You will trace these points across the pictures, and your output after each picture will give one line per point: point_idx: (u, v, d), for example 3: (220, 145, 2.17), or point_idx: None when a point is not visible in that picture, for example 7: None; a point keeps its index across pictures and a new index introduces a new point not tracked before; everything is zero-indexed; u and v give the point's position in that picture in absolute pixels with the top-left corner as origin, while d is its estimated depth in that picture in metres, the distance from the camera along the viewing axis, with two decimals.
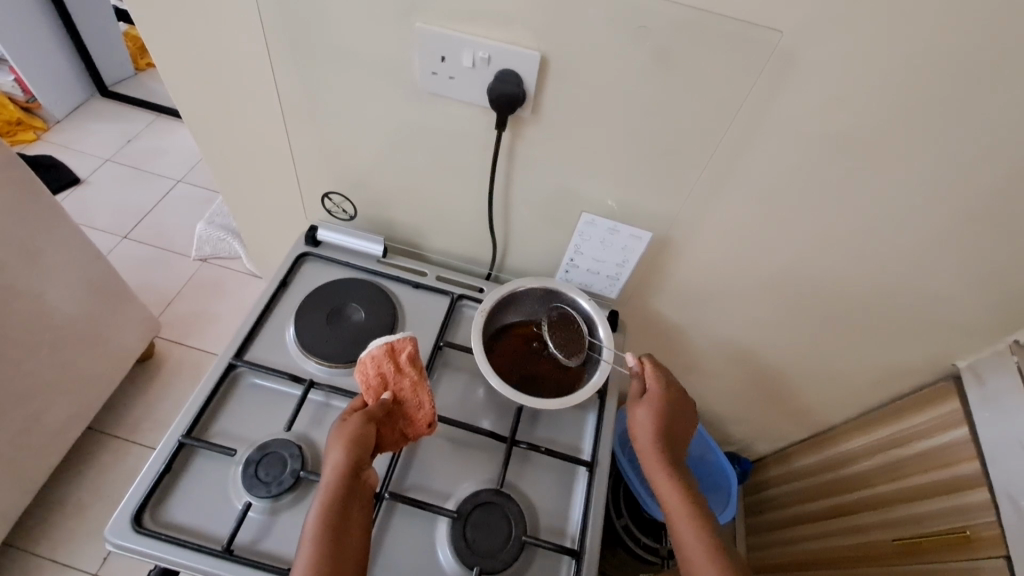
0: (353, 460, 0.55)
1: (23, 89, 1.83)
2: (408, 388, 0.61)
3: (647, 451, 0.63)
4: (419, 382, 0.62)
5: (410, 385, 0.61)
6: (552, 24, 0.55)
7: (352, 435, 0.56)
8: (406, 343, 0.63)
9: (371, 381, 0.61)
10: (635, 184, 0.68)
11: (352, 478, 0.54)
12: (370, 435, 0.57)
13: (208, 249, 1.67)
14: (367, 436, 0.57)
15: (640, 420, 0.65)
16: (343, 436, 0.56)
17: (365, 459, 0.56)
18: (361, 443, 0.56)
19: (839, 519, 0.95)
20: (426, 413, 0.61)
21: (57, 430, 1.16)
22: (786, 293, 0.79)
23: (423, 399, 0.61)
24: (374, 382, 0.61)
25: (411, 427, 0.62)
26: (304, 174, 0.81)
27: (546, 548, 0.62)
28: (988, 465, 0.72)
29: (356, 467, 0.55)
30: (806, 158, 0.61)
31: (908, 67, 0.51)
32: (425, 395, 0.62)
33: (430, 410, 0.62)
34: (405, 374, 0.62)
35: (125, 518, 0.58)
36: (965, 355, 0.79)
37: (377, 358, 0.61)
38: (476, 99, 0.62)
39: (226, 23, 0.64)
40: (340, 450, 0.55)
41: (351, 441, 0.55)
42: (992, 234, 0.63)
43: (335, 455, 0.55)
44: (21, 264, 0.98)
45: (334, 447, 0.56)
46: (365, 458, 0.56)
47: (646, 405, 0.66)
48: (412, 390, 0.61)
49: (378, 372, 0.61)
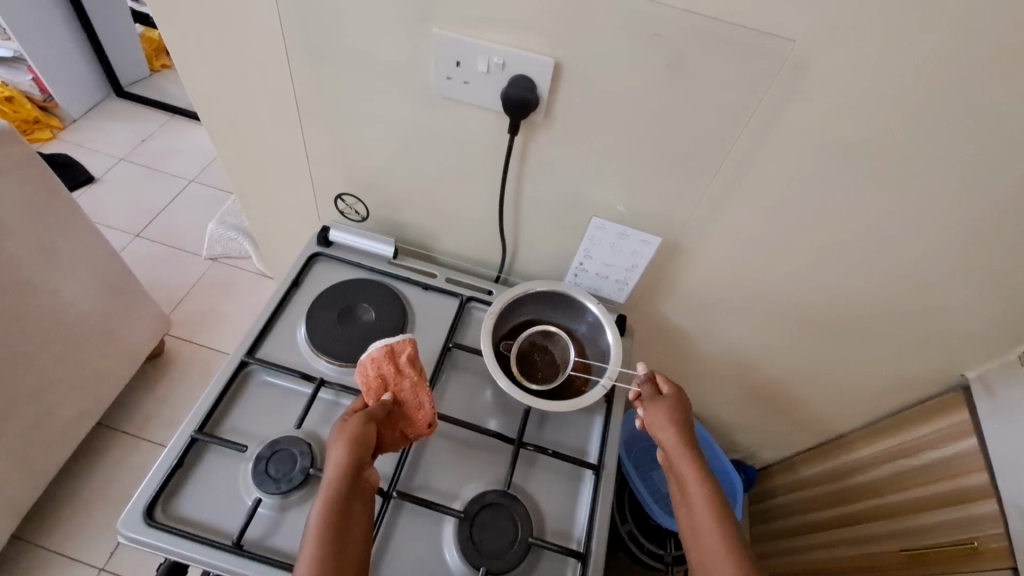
0: (354, 458, 0.55)
1: (41, 89, 1.86)
2: (407, 388, 0.62)
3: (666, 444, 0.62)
4: (419, 383, 0.63)
5: (410, 385, 0.62)
6: (566, 30, 0.55)
7: (353, 434, 0.57)
8: (405, 344, 0.64)
9: (371, 383, 0.62)
10: (645, 191, 0.69)
11: (354, 477, 0.54)
12: (370, 435, 0.58)
13: (219, 249, 1.69)
14: (368, 435, 0.58)
15: (656, 418, 0.64)
16: (344, 436, 0.57)
17: (366, 458, 0.57)
18: (361, 442, 0.57)
19: (847, 530, 0.94)
20: (426, 413, 0.62)
21: (68, 425, 1.17)
22: (794, 301, 0.79)
23: (423, 400, 0.62)
24: (374, 384, 0.62)
25: (412, 427, 0.62)
26: (317, 175, 0.82)
27: (553, 551, 0.63)
28: (997, 476, 0.72)
29: (357, 466, 0.55)
30: (817, 167, 0.61)
31: (922, 78, 0.52)
32: (425, 395, 0.62)
33: (429, 411, 0.62)
34: (404, 375, 0.63)
35: (137, 511, 0.59)
36: (975, 365, 0.79)
37: (377, 359, 0.62)
38: (492, 104, 0.63)
39: (245, 28, 0.66)
40: (340, 449, 0.56)
41: (352, 440, 0.56)
42: (1000, 245, 0.63)
43: (336, 454, 0.55)
44: (37, 262, 0.99)
45: (335, 447, 0.56)
46: (366, 457, 0.57)
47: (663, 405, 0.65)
48: (412, 391, 0.62)
49: (378, 374, 0.62)
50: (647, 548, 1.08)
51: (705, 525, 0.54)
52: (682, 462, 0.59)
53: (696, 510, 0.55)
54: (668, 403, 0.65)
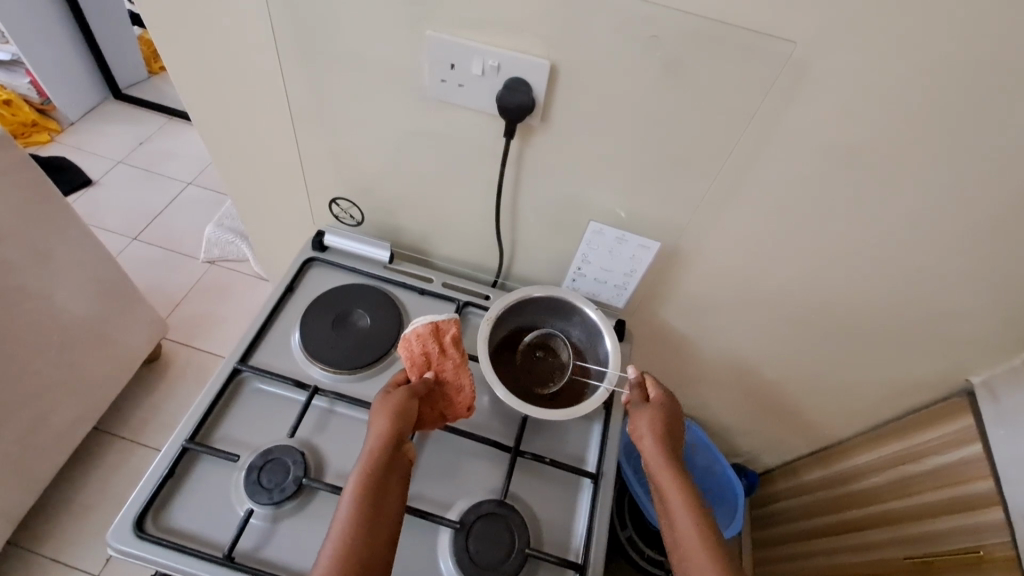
0: (396, 430, 0.56)
1: (38, 91, 1.85)
2: (450, 369, 0.62)
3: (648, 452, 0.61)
4: (462, 365, 0.63)
5: (453, 366, 0.62)
6: (561, 32, 0.54)
7: (396, 407, 0.57)
8: (450, 324, 0.63)
9: (415, 359, 0.62)
10: (643, 195, 0.68)
11: (395, 448, 0.55)
12: (412, 409, 0.58)
13: (216, 252, 1.68)
14: (411, 410, 0.58)
15: (640, 424, 0.63)
16: (387, 408, 0.57)
17: (406, 432, 0.57)
18: (404, 416, 0.57)
19: (850, 536, 0.93)
20: (466, 397, 0.63)
21: (63, 430, 1.17)
22: (796, 306, 0.78)
23: (465, 382, 0.63)
24: (419, 360, 0.62)
25: (450, 409, 0.64)
26: (312, 180, 0.81)
27: (550, 562, 0.62)
28: (1002, 485, 0.70)
29: (398, 438, 0.56)
30: (819, 171, 0.60)
31: (926, 80, 0.51)
32: (467, 378, 0.63)
33: (469, 395, 0.63)
34: (448, 355, 0.63)
35: (127, 523, 0.58)
36: (979, 370, 0.78)
37: (423, 336, 0.62)
38: (488, 107, 0.62)
39: (235, 30, 0.65)
40: (383, 420, 0.56)
41: (395, 412, 0.57)
42: (1003, 251, 0.63)
43: (379, 424, 0.56)
44: (32, 266, 0.99)
45: (378, 417, 0.57)
46: (407, 431, 0.57)
47: (647, 413, 0.64)
48: (454, 372, 0.62)
49: (423, 351, 0.62)
50: (647, 555, 1.06)
51: (689, 537, 0.53)
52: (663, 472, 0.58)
53: (678, 520, 0.54)
54: (653, 411, 0.63)
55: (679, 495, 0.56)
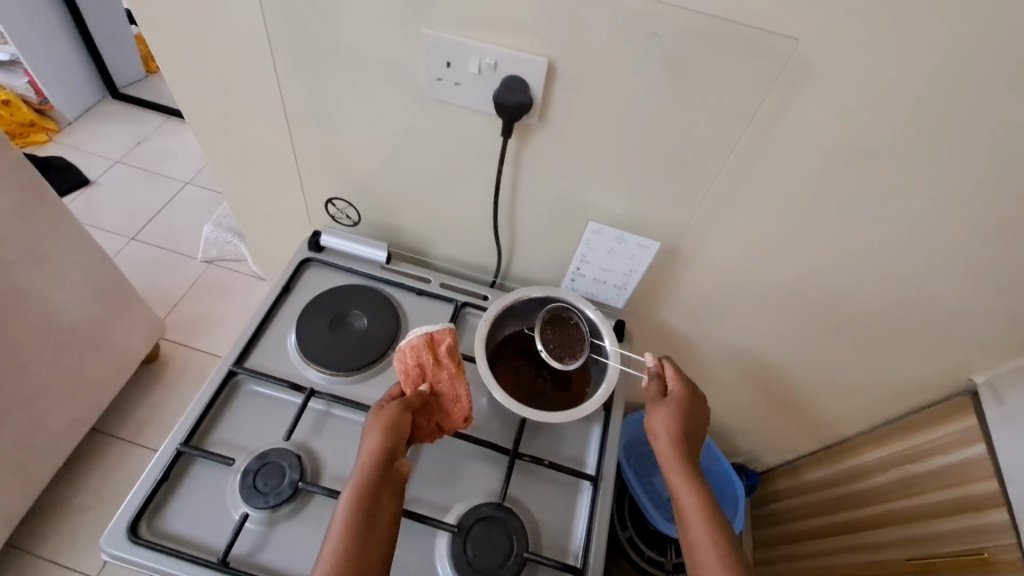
0: (388, 446, 0.55)
1: (36, 91, 1.84)
2: (445, 380, 0.61)
3: (664, 455, 0.59)
4: (457, 375, 0.62)
5: (447, 376, 0.61)
6: (560, 30, 0.54)
7: (389, 422, 0.56)
8: (445, 334, 0.63)
9: (410, 371, 0.61)
10: (643, 194, 0.67)
11: (387, 464, 0.54)
12: (405, 424, 0.57)
13: (214, 252, 1.68)
14: (404, 424, 0.57)
15: (657, 424, 0.62)
16: (380, 423, 0.56)
17: (399, 448, 0.56)
18: (396, 431, 0.56)
19: (852, 536, 0.93)
20: (462, 407, 0.62)
21: (61, 431, 1.16)
22: (797, 306, 0.77)
23: (460, 392, 0.62)
24: (413, 372, 0.61)
25: (447, 420, 0.62)
26: (308, 179, 0.80)
27: (549, 565, 0.61)
28: (1007, 487, 0.69)
29: (390, 454, 0.55)
30: (821, 169, 0.59)
31: (931, 78, 0.50)
32: (462, 388, 0.62)
33: (466, 405, 0.62)
34: (443, 366, 0.62)
35: (121, 528, 0.57)
36: (982, 370, 0.77)
37: (417, 347, 0.61)
38: (484, 106, 0.61)
39: (230, 29, 0.64)
40: (375, 436, 0.55)
41: (387, 428, 0.56)
42: (1007, 250, 0.62)
43: (371, 440, 0.55)
44: (28, 268, 0.98)
45: (371, 433, 0.56)
46: (400, 446, 0.56)
47: (665, 408, 0.63)
48: (449, 383, 0.62)
49: (417, 362, 0.61)
50: (647, 556, 1.06)
51: (703, 542, 0.53)
52: (679, 473, 0.58)
53: (693, 524, 0.55)
54: (670, 406, 0.63)
55: (694, 498, 0.56)
